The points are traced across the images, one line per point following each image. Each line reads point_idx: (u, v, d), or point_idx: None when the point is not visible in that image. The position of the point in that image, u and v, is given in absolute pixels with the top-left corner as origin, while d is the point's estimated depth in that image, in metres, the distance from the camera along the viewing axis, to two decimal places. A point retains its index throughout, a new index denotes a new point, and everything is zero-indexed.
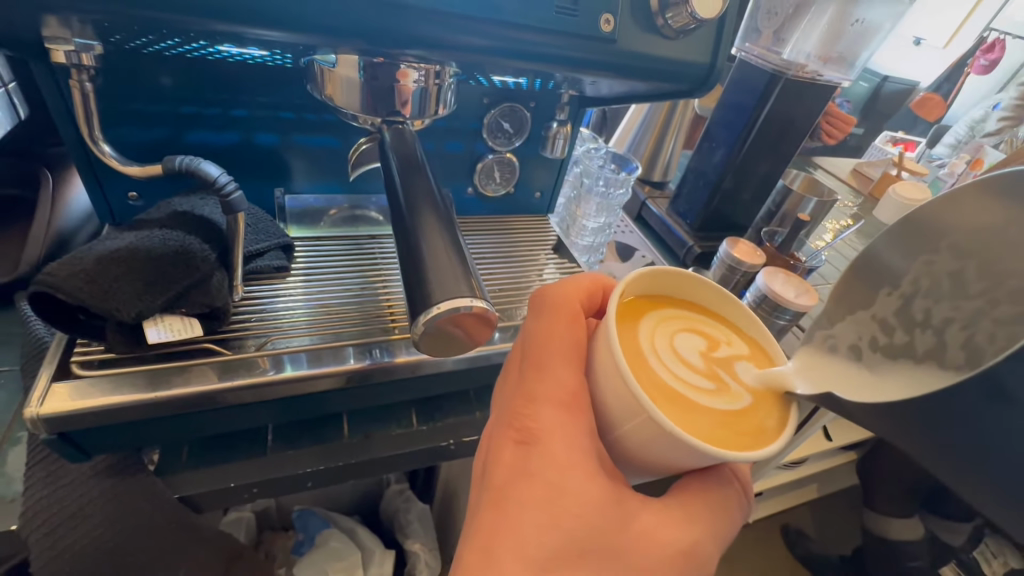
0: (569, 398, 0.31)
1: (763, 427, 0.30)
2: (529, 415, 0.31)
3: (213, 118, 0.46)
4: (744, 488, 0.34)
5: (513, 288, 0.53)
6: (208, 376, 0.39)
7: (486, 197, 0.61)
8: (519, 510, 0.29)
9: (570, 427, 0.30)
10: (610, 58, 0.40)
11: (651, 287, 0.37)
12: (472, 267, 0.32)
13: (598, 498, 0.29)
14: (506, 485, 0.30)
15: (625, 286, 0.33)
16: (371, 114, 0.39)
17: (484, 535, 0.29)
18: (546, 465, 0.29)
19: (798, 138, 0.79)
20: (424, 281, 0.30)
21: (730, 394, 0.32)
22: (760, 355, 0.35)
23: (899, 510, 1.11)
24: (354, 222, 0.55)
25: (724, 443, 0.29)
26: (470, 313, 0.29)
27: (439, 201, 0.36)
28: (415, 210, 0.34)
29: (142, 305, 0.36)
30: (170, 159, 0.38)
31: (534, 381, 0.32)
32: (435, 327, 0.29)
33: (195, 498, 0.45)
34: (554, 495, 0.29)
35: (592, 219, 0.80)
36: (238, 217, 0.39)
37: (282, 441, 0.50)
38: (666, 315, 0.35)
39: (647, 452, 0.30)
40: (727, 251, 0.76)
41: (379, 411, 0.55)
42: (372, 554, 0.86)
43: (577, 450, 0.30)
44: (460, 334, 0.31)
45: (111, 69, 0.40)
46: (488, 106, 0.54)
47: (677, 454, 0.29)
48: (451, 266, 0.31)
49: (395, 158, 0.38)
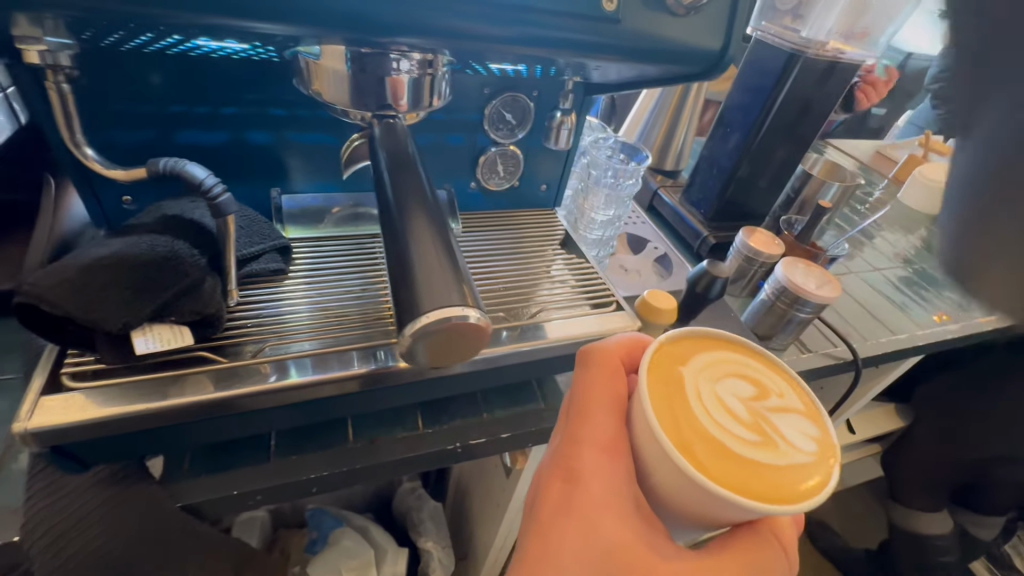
0: (609, 442, 0.34)
1: (806, 483, 0.31)
2: (573, 457, 0.34)
3: (202, 117, 0.44)
4: (784, 548, 0.35)
5: (518, 287, 0.52)
6: (204, 385, 0.38)
7: (489, 191, 0.58)
8: (562, 537, 0.33)
9: (610, 474, 0.33)
10: (615, 40, 0.38)
11: (702, 336, 0.38)
12: (466, 273, 0.30)
13: (631, 542, 0.32)
14: (553, 516, 0.34)
15: (662, 344, 0.36)
16: (361, 109, 0.37)
17: (533, 559, 0.33)
18: (587, 506, 0.33)
19: (817, 120, 0.76)
20: (410, 288, 0.28)
21: (776, 448, 0.32)
22: (809, 413, 0.35)
23: (928, 506, 1.08)
24: (355, 221, 0.54)
25: (758, 496, 0.30)
26: (464, 324, 0.27)
27: (430, 197, 0.34)
28: (404, 208, 0.32)
29: (129, 316, 0.34)
30: (155, 161, 0.36)
31: (581, 425, 0.35)
32: (424, 340, 0.27)
33: (199, 506, 0.45)
34: (591, 534, 0.32)
35: (601, 212, 0.79)
36: (226, 220, 0.36)
37: (286, 447, 0.49)
38: (714, 363, 0.36)
39: (681, 500, 0.32)
40: (744, 241, 0.76)
41: (384, 414, 0.54)
42: (385, 552, 0.86)
43: (615, 496, 0.33)
44: (460, 346, 0.29)
45: (96, 70, 0.39)
46: (489, 97, 0.51)
47: (707, 502, 0.31)
48: (444, 273, 0.29)
49: (384, 154, 0.35)
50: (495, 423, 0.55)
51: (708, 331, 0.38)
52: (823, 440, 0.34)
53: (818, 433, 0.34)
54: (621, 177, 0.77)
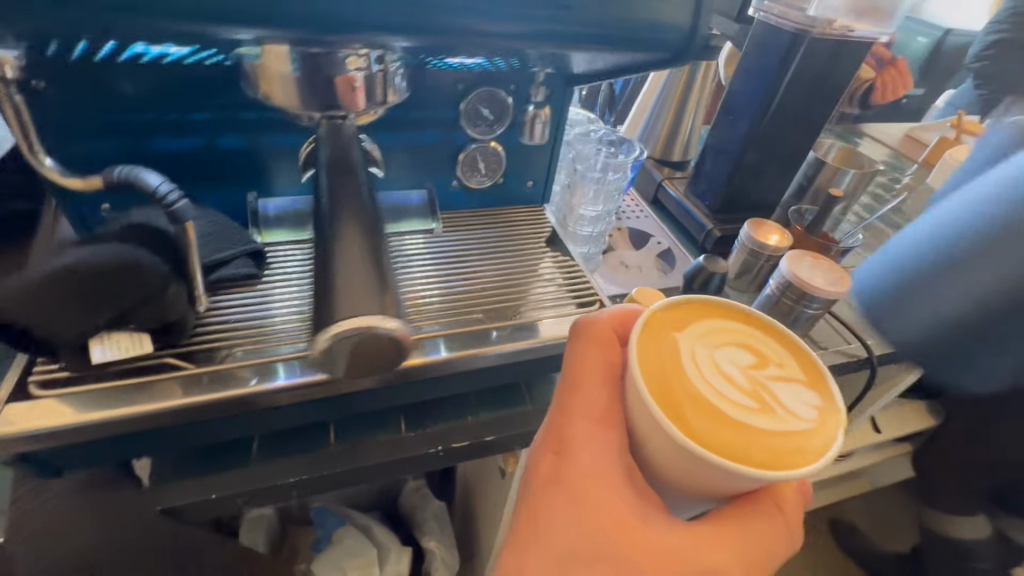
0: (601, 413, 0.33)
1: (806, 449, 0.30)
2: (562, 428, 0.33)
3: (171, 124, 0.44)
4: (788, 523, 0.32)
5: (501, 288, 0.51)
6: (173, 391, 0.38)
7: (471, 189, 0.57)
8: (551, 511, 0.32)
9: (600, 443, 0.32)
10: (577, 27, 0.36)
11: (702, 304, 0.37)
12: (391, 283, 0.29)
13: (622, 514, 0.30)
14: (542, 489, 0.33)
15: (657, 311, 0.35)
16: (309, 111, 0.35)
17: (525, 531, 0.32)
18: (577, 477, 0.31)
19: (825, 104, 0.72)
20: (332, 301, 0.27)
21: (774, 414, 0.31)
22: (814, 381, 0.34)
23: (960, 510, 1.02)
24: None
25: (754, 461, 0.29)
26: (382, 335, 0.26)
27: (367, 205, 0.33)
28: (337, 216, 0.31)
29: (86, 324, 0.35)
30: (110, 171, 0.37)
31: (571, 396, 0.34)
32: (344, 351, 0.26)
33: (178, 510, 0.45)
34: (580, 504, 0.31)
35: (590, 207, 0.76)
36: (184, 226, 0.36)
37: (267, 451, 0.49)
38: (712, 330, 0.35)
39: (672, 472, 0.31)
40: (749, 235, 0.73)
41: (368, 417, 0.54)
42: (388, 550, 0.87)
43: (607, 466, 0.31)
44: (385, 357, 0.28)
45: (63, 81, 0.39)
46: (463, 93, 0.49)
47: (700, 470, 0.29)
48: (366, 281, 0.28)
49: (327, 157, 0.35)
50: (480, 425, 0.54)
51: (707, 299, 0.37)
52: (828, 406, 0.32)
53: (821, 402, 0.32)
54: (609, 171, 0.74)
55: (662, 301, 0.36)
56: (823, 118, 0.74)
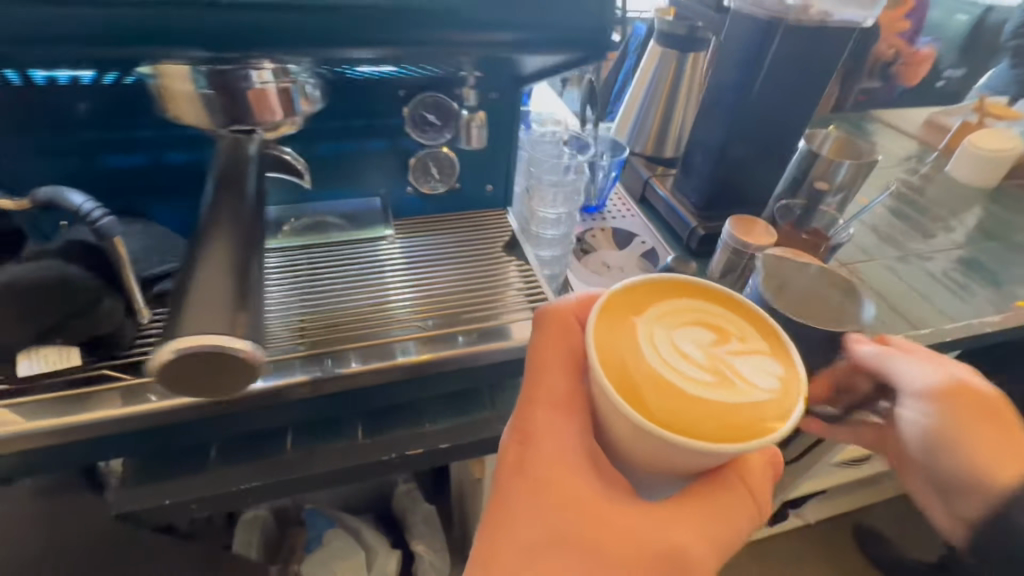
0: (562, 400, 0.34)
1: (764, 419, 0.31)
2: (525, 417, 0.34)
3: (118, 142, 0.46)
4: (752, 494, 0.34)
5: (454, 296, 0.53)
6: (112, 402, 0.40)
7: (427, 195, 0.57)
8: (517, 499, 0.31)
9: (562, 428, 0.33)
10: None
11: (663, 284, 0.38)
12: (251, 300, 0.32)
13: (589, 496, 0.31)
14: (508, 478, 0.32)
15: (616, 295, 0.37)
16: (215, 125, 0.37)
17: (492, 525, 0.31)
18: (540, 461, 0.32)
19: (808, 93, 0.69)
20: (181, 316, 0.30)
21: (733, 387, 0.33)
22: (774, 352, 0.35)
23: None
24: (312, 231, 0.55)
25: (712, 434, 0.30)
26: (227, 355, 0.29)
27: (247, 219, 0.36)
28: (207, 235, 0.34)
29: (16, 337, 0.38)
30: (37, 192, 0.39)
31: (533, 385, 0.35)
32: (182, 363, 0.29)
33: (134, 514, 0.47)
34: (546, 490, 0.31)
35: (551, 209, 0.73)
36: (113, 241, 0.38)
37: (223, 456, 0.51)
38: (672, 310, 0.37)
39: (634, 450, 0.32)
40: (732, 234, 0.70)
41: (326, 424, 0.54)
42: (376, 553, 0.88)
43: (570, 449, 0.32)
44: (230, 376, 0.30)
45: (14, 106, 0.42)
46: (406, 99, 0.50)
47: (660, 449, 0.31)
48: (219, 295, 0.30)
49: (214, 173, 0.38)
50: (437, 433, 0.54)
51: (667, 277, 0.38)
52: (785, 375, 0.34)
53: (784, 370, 0.34)
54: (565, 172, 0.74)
55: (618, 284, 0.37)
56: (809, 107, 0.71)
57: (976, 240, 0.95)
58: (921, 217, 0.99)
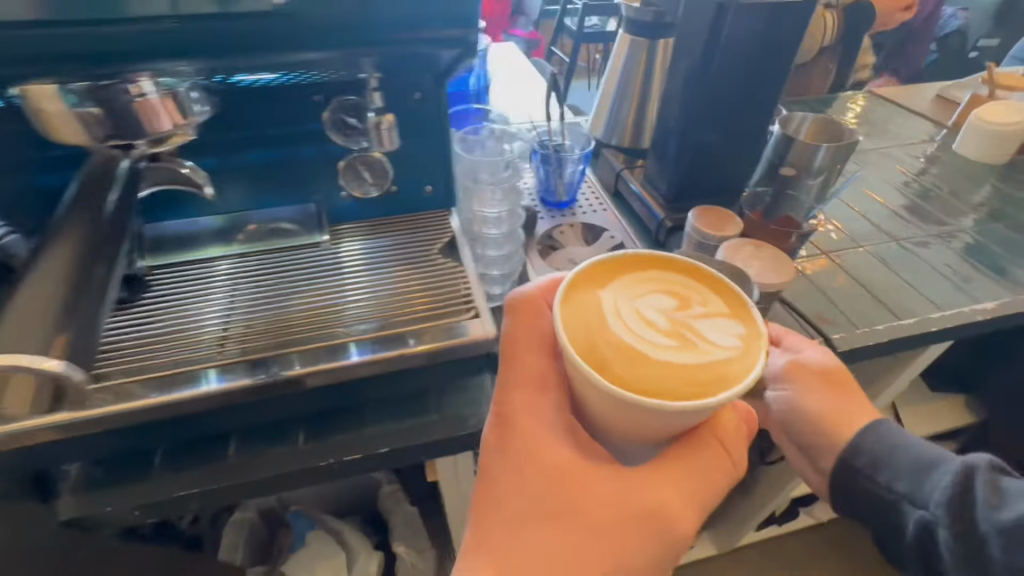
0: (537, 377, 0.34)
1: (728, 374, 0.32)
2: (502, 400, 0.34)
3: (35, 165, 0.50)
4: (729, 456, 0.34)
5: (399, 294, 0.53)
6: None
7: (361, 200, 0.58)
8: (499, 476, 0.32)
9: (542, 405, 0.33)
10: None
11: (624, 260, 0.39)
12: (70, 319, 0.35)
13: (569, 468, 0.31)
14: (490, 457, 0.33)
15: (579, 274, 0.37)
16: (97, 139, 0.40)
17: (479, 502, 0.32)
18: (519, 438, 0.32)
19: (766, 74, 0.66)
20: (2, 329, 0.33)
21: (696, 347, 0.34)
22: (735, 312, 0.36)
23: None
24: (269, 238, 0.57)
25: (679, 394, 0.31)
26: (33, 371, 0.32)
27: (94, 238, 0.39)
28: (46, 249, 0.37)
29: None
30: None
31: (509, 368, 0.35)
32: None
33: (75, 521, 0.49)
34: (526, 465, 0.31)
35: (493, 208, 0.71)
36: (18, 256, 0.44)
37: (167, 464, 0.52)
38: (631, 284, 0.37)
39: (608, 420, 0.33)
40: (692, 223, 0.68)
41: (271, 429, 0.55)
42: (357, 554, 0.89)
43: (550, 423, 0.33)
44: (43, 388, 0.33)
45: None
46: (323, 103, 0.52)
47: (634, 416, 0.31)
48: (44, 311, 0.34)
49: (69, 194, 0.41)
50: (378, 436, 0.54)
51: (626, 253, 0.39)
52: (748, 333, 0.35)
53: (744, 330, 0.35)
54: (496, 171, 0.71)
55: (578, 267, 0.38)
56: (768, 88, 0.68)
57: (982, 222, 0.89)
58: (922, 199, 0.93)
